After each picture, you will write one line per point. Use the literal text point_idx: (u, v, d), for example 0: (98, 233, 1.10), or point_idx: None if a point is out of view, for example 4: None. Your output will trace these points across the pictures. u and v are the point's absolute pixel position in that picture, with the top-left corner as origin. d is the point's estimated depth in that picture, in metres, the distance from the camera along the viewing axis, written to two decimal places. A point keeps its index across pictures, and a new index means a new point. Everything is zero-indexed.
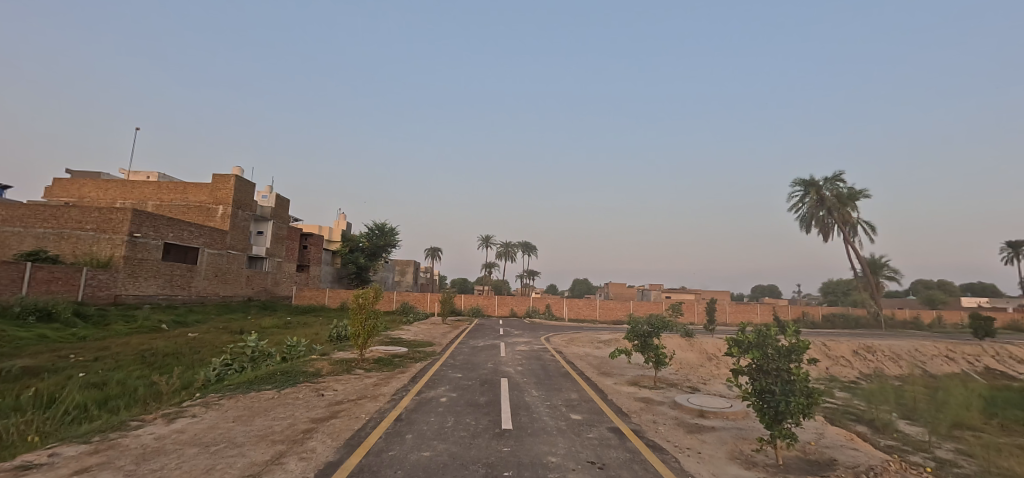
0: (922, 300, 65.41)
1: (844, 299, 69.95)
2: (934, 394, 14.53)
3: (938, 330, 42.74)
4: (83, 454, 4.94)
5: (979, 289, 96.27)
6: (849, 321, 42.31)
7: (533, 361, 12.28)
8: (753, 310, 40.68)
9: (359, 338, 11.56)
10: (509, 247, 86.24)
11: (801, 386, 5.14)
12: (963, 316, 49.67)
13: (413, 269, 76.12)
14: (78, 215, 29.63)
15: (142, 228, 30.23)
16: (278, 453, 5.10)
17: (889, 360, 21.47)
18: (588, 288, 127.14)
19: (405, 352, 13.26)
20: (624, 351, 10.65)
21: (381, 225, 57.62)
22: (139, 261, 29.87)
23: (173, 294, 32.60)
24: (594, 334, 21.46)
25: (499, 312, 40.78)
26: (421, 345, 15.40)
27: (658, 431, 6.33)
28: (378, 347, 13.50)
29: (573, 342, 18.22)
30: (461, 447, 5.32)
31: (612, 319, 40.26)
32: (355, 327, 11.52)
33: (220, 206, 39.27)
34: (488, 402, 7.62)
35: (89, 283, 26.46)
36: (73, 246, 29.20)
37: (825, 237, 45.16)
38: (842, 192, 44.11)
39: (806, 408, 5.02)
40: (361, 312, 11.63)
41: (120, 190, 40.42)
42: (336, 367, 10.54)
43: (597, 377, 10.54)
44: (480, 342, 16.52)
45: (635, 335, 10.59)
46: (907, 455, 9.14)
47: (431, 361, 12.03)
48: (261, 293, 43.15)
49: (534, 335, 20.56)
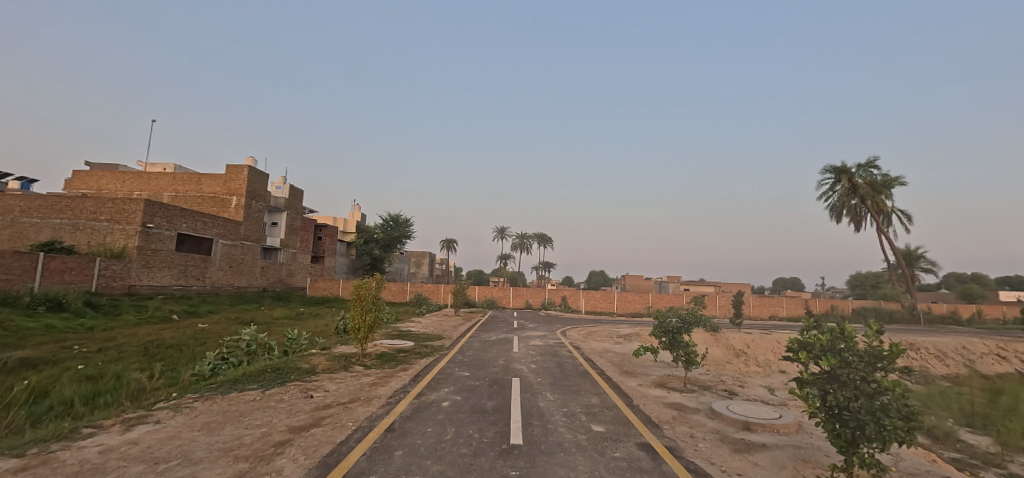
0: (958, 294, 62.35)
1: (872, 292, 67.10)
2: (995, 398, 13.05)
3: (979, 325, 40.32)
4: (4, 474, 4.13)
5: (1017, 282, 91.95)
6: (882, 316, 40.22)
7: (548, 358, 11.29)
8: (778, 303, 38.98)
9: (360, 332, 10.62)
10: (524, 239, 85.25)
11: (898, 407, 3.97)
12: (1005, 311, 46.88)
13: (428, 260, 75.76)
14: (92, 205, 29.61)
15: (155, 218, 30.08)
16: (236, 475, 4.21)
17: (934, 358, 19.87)
18: (604, 281, 125.71)
19: (411, 346, 12.39)
20: (650, 349, 9.52)
21: (395, 216, 57.40)
22: (152, 251, 29.76)
23: (187, 284, 32.57)
24: (613, 328, 20.32)
25: (513, 304, 39.90)
26: (429, 338, 14.56)
27: (699, 449, 5.24)
28: (383, 341, 12.65)
29: (591, 336, 17.24)
30: (459, 471, 4.35)
31: (631, 312, 39.04)
32: (355, 320, 10.59)
33: (234, 196, 39.12)
34: (496, 408, 6.65)
35: (103, 273, 26.42)
36: (89, 236, 29.23)
37: (857, 226, 42.88)
38: (875, 179, 41.78)
39: (905, 437, 3.87)
40: (361, 305, 10.74)
41: (137, 182, 40.65)
42: (333, 363, 9.71)
43: (619, 378, 9.47)
44: (493, 335, 15.66)
45: (663, 330, 9.41)
46: (979, 472, 7.89)
47: (439, 357, 11.11)
48: (276, 284, 43.17)
49: (550, 328, 19.59)
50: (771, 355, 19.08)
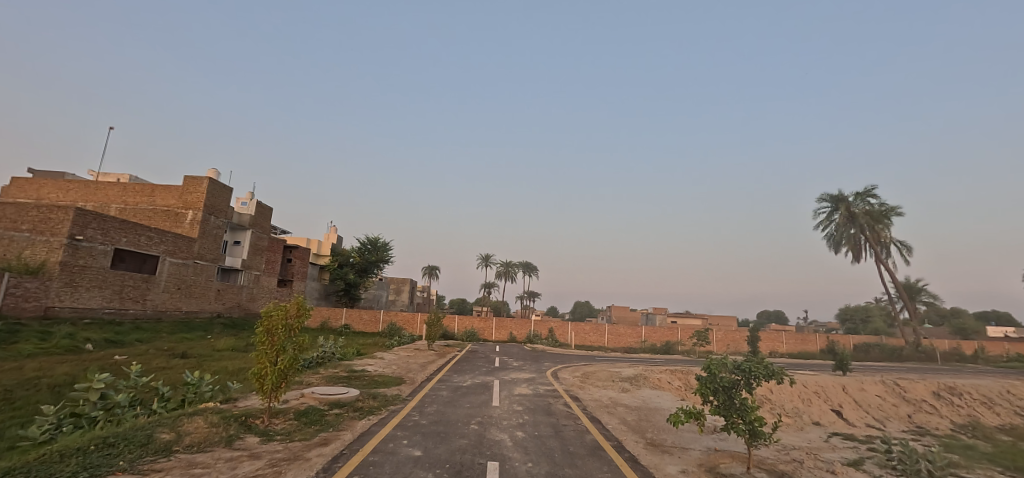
0: (951, 329, 60.89)
1: (864, 327, 65.30)
2: None
3: (987, 362, 38.16)
4: None
5: (997, 317, 92.12)
6: (886, 353, 37.86)
7: (541, 418, 8.06)
8: (778, 339, 36.42)
9: (266, 380, 7.30)
10: (508, 267, 82.01)
11: None
12: (1007, 348, 45.04)
13: (408, 287, 71.88)
14: (13, 213, 25.69)
15: (87, 231, 26.19)
16: None
17: (980, 405, 17.33)
18: (589, 312, 122.57)
19: (352, 397, 9.02)
20: (695, 415, 6.37)
21: (373, 239, 53.96)
22: (80, 268, 25.72)
23: (123, 308, 28.42)
24: (612, 368, 17.17)
25: (496, 337, 36.45)
26: (383, 383, 11.20)
27: None
28: (314, 390, 9.25)
29: (589, 378, 14.10)
30: None
31: (623, 347, 35.89)
32: (261, 364, 7.29)
33: (190, 211, 35.38)
34: None
35: (12, 292, 22.34)
36: (5, 248, 25.27)
37: (856, 257, 41.14)
38: (873, 208, 40.24)
39: None
40: (271, 342, 7.42)
41: (82, 192, 36.72)
42: (213, 431, 6.34)
43: (648, 458, 6.29)
44: (468, 379, 12.42)
45: (714, 387, 6.35)
46: None
47: (386, 417, 7.79)
48: (233, 309, 38.98)
49: (538, 368, 16.41)
50: (799, 403, 16.16)
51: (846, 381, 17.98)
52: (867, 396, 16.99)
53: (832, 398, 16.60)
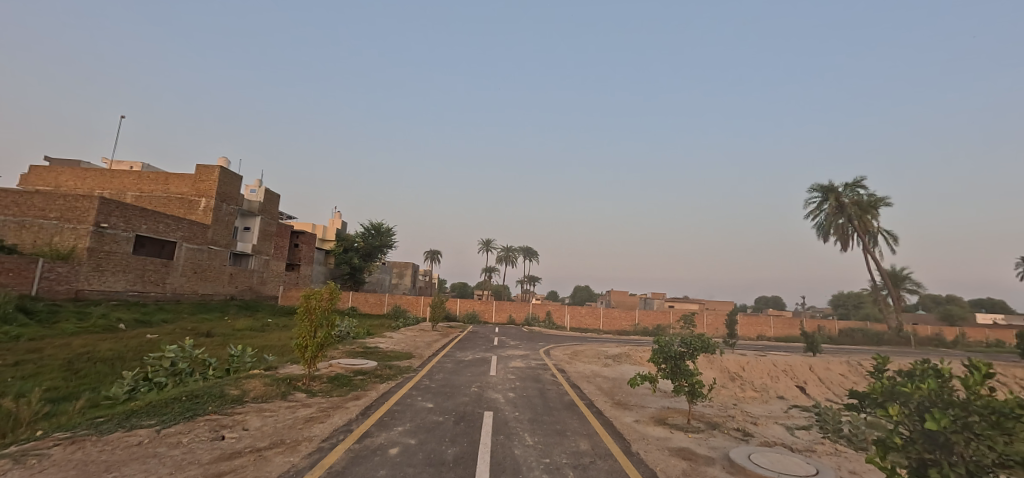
0: (938, 316, 62.97)
1: (855, 312, 67.37)
2: None
3: (964, 347, 40.02)
4: None
5: (988, 304, 94.34)
6: (868, 337, 39.66)
7: (529, 383, 9.79)
8: (766, 323, 38.17)
9: (306, 351, 8.96)
10: (510, 252, 83.80)
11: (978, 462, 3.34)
12: (988, 334, 46.83)
13: (410, 271, 73.82)
14: (41, 202, 27.26)
15: (110, 218, 27.82)
16: None
17: None
18: (590, 296, 124.93)
19: (372, 367, 10.74)
20: (649, 378, 7.98)
21: (377, 225, 55.58)
22: (105, 254, 27.43)
23: (145, 290, 30.20)
24: (600, 347, 18.96)
25: (496, 319, 38.26)
26: (396, 357, 12.91)
27: None
28: (339, 361, 10.95)
29: (577, 356, 15.86)
30: None
31: (617, 329, 37.77)
32: (302, 338, 8.96)
33: (203, 198, 36.89)
34: (457, 460, 5.22)
35: (46, 276, 24.12)
36: (35, 236, 26.91)
37: (844, 246, 42.64)
38: (862, 199, 41.63)
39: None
40: (310, 319, 9.09)
41: (99, 179, 38.21)
42: (270, 389, 8.05)
43: (611, 412, 8.03)
44: (468, 354, 14.21)
45: (663, 356, 8.02)
46: None
47: (402, 381, 9.49)
48: (245, 292, 40.86)
49: (533, 347, 18.20)
50: (767, 379, 17.98)
51: (814, 361, 19.72)
52: (831, 374, 18.78)
53: (797, 376, 18.36)
